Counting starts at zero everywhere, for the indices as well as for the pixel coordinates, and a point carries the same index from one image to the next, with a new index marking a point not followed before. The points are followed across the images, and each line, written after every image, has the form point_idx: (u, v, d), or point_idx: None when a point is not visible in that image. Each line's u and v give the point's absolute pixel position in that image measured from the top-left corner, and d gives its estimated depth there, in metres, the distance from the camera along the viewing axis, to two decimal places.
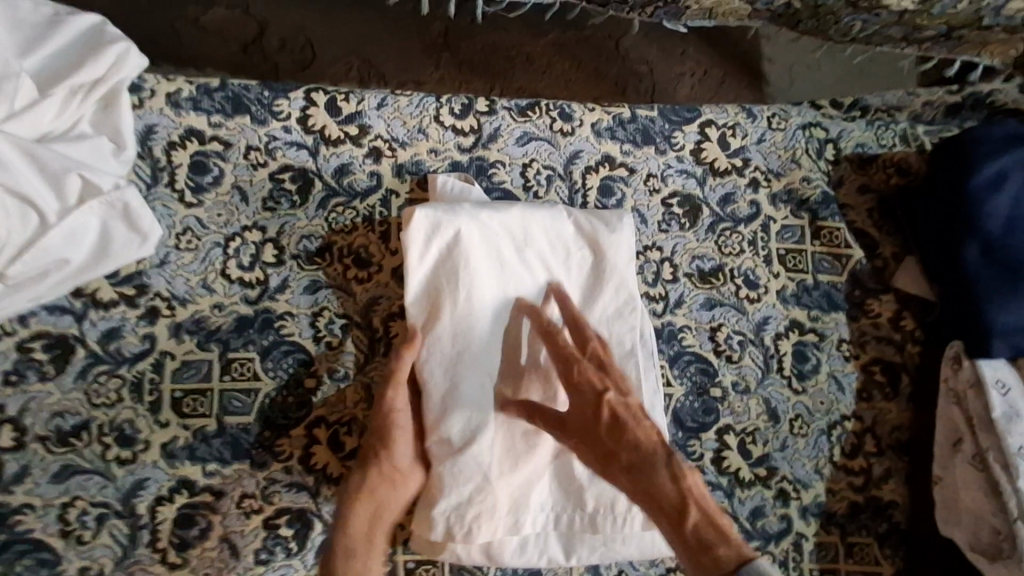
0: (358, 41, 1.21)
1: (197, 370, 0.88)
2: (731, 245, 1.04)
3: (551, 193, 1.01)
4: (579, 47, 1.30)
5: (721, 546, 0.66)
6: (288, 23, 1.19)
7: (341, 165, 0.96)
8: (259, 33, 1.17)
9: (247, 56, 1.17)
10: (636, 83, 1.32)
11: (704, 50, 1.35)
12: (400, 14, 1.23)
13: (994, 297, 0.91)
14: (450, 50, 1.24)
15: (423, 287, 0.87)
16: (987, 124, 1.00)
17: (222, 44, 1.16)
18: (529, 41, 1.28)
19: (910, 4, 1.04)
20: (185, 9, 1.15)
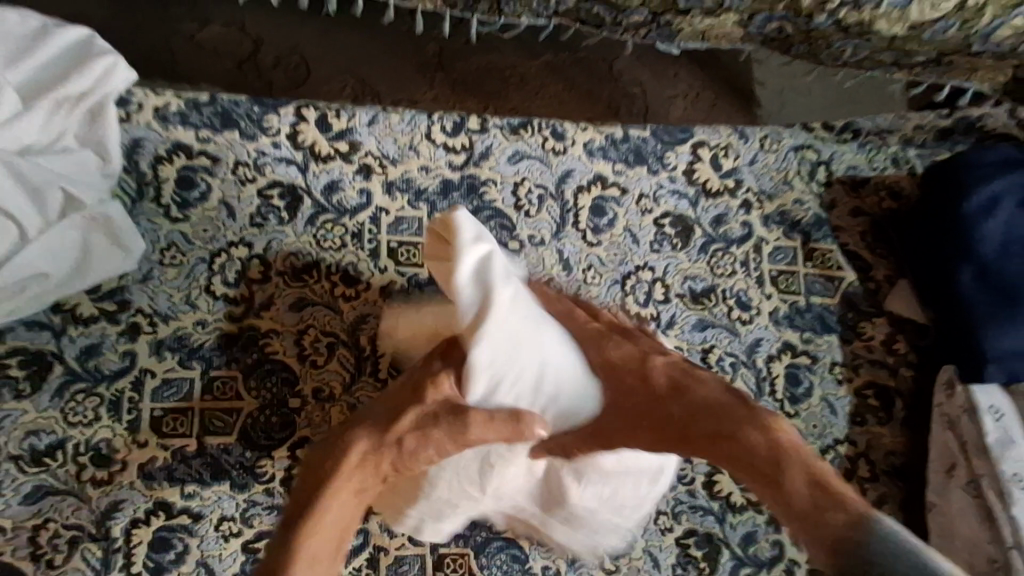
0: (352, 60, 1.19)
1: (177, 389, 0.86)
2: (723, 266, 1.03)
3: (543, 213, 1.00)
4: (573, 69, 1.28)
5: (832, 511, 0.50)
6: (283, 42, 1.18)
7: (331, 181, 0.95)
8: (254, 50, 1.17)
9: (241, 72, 1.16)
10: (629, 104, 1.29)
11: (695, 71, 1.33)
12: (395, 34, 1.22)
13: (990, 323, 0.90)
14: (444, 70, 1.22)
15: (470, 297, 0.66)
16: (979, 149, 0.99)
17: (215, 61, 1.15)
18: (524, 62, 1.26)
19: (900, 30, 1.07)
20: (180, 26, 1.15)
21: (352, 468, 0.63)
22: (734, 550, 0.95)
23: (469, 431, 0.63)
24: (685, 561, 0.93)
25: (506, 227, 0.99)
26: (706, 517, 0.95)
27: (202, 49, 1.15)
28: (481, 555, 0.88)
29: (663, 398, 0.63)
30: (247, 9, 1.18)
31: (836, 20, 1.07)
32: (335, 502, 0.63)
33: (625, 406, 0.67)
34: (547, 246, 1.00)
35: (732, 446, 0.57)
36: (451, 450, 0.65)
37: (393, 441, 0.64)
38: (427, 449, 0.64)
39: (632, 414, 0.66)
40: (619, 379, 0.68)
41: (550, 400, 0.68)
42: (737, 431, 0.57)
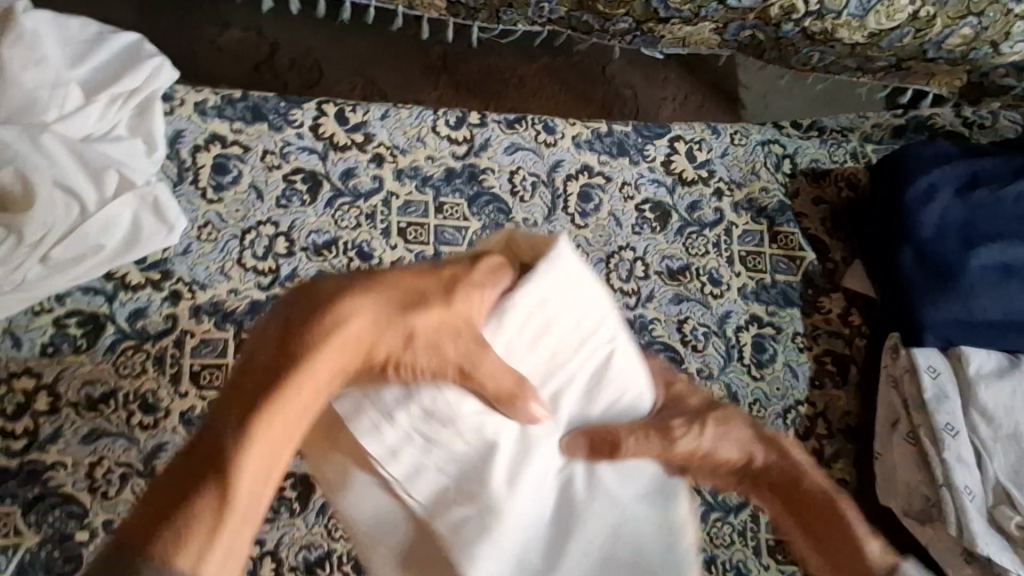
0: (360, 62, 1.30)
1: (214, 347, 0.98)
2: (697, 247, 1.16)
3: (536, 198, 1.13)
4: (570, 72, 1.39)
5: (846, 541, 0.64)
6: (298, 46, 1.29)
7: (347, 168, 1.08)
8: (270, 53, 1.28)
9: (259, 74, 1.26)
10: (621, 105, 1.39)
11: (683, 76, 1.43)
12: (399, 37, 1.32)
13: (926, 295, 1.02)
14: (448, 73, 1.34)
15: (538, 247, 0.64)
16: (922, 144, 1.12)
17: (235, 64, 1.26)
18: (522, 65, 1.37)
19: (860, 37, 1.20)
20: (203, 31, 1.26)
21: (331, 352, 0.49)
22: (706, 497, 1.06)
23: (482, 363, 0.54)
24: None
25: (503, 210, 1.11)
26: None
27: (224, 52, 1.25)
28: None
29: (733, 433, 0.65)
30: (266, 17, 1.28)
31: (801, 29, 1.20)
32: (301, 389, 0.48)
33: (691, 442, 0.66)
34: (540, 227, 1.12)
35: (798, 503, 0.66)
36: (447, 377, 0.54)
37: (402, 328, 0.52)
38: (430, 360, 0.53)
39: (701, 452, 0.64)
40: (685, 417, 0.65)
41: (593, 392, 0.63)
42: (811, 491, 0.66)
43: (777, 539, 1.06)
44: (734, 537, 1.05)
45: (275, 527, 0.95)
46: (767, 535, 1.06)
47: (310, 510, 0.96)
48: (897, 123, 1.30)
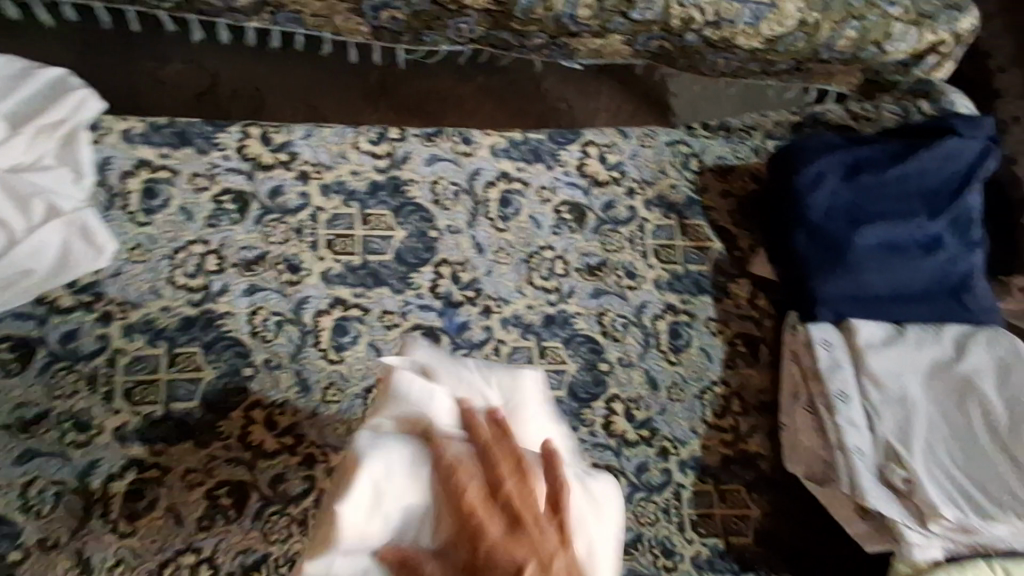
0: (303, 92, 1.47)
1: (146, 364, 1.01)
2: (613, 243, 1.23)
3: (458, 206, 1.19)
4: (505, 90, 1.60)
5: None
6: (239, 78, 1.45)
7: (274, 187, 1.13)
8: (210, 85, 1.43)
9: (200, 102, 1.42)
10: (558, 117, 1.62)
11: (618, 90, 1.67)
12: (341, 66, 1.51)
13: (819, 273, 1.11)
14: (387, 95, 1.51)
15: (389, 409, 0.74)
16: (810, 135, 1.20)
17: (175, 95, 1.41)
18: (459, 85, 1.57)
19: (757, 44, 1.44)
20: (143, 66, 1.40)
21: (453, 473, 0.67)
22: (630, 477, 1.11)
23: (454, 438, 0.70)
24: None
25: (427, 219, 1.18)
26: (606, 452, 1.11)
27: (163, 83, 1.40)
28: None
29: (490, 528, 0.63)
30: (204, 50, 1.45)
31: (703, 38, 1.42)
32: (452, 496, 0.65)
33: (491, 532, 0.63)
34: (463, 233, 1.19)
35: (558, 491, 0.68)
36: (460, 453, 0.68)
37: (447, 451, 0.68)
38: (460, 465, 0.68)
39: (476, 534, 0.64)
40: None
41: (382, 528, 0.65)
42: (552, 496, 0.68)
43: (700, 514, 1.11)
44: (660, 515, 1.09)
45: (212, 535, 0.96)
46: (690, 510, 1.11)
47: (246, 516, 0.98)
48: (795, 120, 1.41)
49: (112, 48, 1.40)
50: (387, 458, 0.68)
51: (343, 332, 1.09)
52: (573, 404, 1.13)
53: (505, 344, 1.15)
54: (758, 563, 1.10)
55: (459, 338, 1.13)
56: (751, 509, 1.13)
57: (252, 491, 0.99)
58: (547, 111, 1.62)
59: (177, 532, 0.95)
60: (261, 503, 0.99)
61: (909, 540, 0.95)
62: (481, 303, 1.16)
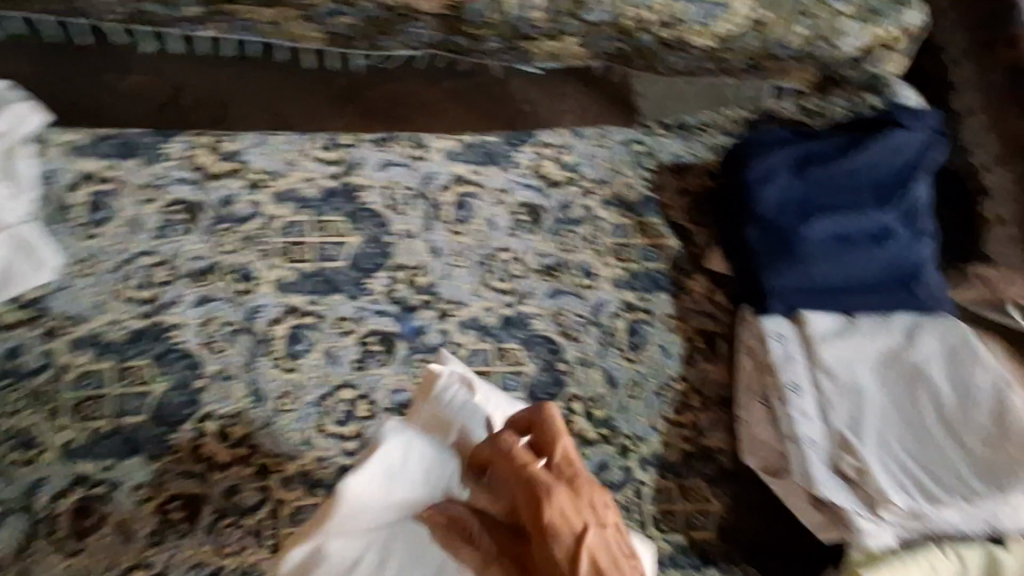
0: (267, 99, 1.47)
1: (93, 378, 1.00)
2: (570, 244, 1.23)
3: (413, 210, 1.19)
4: (471, 93, 1.61)
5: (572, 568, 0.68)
6: (202, 86, 1.45)
7: (224, 196, 1.12)
8: (174, 94, 1.44)
9: (163, 113, 1.43)
10: (523, 118, 1.64)
11: (583, 90, 1.68)
12: (306, 73, 1.50)
13: (770, 268, 1.12)
14: (353, 101, 1.53)
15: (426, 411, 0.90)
16: (760, 132, 1.22)
17: (139, 104, 1.42)
18: (425, 88, 1.58)
19: (711, 43, 1.45)
20: (104, 79, 1.41)
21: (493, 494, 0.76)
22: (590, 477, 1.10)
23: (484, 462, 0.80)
24: None
25: (381, 224, 1.17)
26: None
27: (124, 95, 1.41)
28: None
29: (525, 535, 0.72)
30: (165, 60, 1.44)
31: (657, 38, 1.44)
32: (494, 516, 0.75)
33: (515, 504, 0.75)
34: (418, 238, 1.18)
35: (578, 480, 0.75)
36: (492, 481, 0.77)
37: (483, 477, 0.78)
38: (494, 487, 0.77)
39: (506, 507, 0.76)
40: (517, 543, 0.72)
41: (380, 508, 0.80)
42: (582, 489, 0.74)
43: (662, 511, 1.11)
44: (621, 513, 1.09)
45: (162, 551, 0.94)
46: (652, 508, 1.11)
47: (198, 530, 0.96)
48: (749, 117, 1.42)
49: (69, 60, 1.39)
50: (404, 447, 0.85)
51: (297, 341, 1.08)
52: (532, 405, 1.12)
53: (462, 347, 1.14)
54: (720, 558, 1.10)
55: (415, 342, 1.12)
56: (713, 504, 1.13)
57: (204, 505, 0.97)
58: (512, 113, 1.63)
59: (127, 548, 0.93)
60: (214, 516, 0.97)
61: (860, 526, 0.97)
62: (437, 307, 1.15)
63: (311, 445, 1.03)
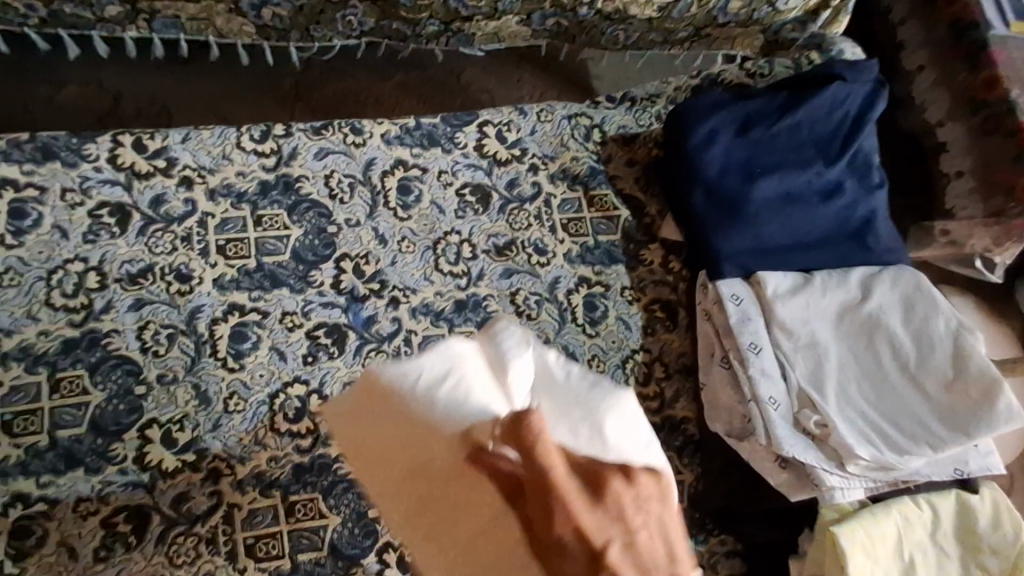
0: (211, 102, 1.40)
1: (25, 393, 0.95)
2: (520, 222, 1.20)
3: (355, 198, 1.16)
4: (423, 85, 1.55)
5: None
6: (142, 93, 1.38)
7: (156, 196, 1.08)
8: (113, 103, 1.36)
9: (103, 125, 1.35)
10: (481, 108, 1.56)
11: (537, 75, 1.62)
12: (251, 73, 1.44)
13: (718, 230, 1.10)
14: (302, 101, 1.45)
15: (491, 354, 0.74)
16: (698, 95, 1.20)
17: (78, 117, 1.34)
18: (376, 84, 1.52)
19: (652, 13, 1.44)
20: (37, 91, 1.33)
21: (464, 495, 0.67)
22: None
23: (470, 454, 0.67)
24: None
25: (324, 214, 1.14)
26: None
27: (60, 107, 1.33)
28: (328, 496, 0.98)
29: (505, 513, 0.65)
30: (101, 69, 1.37)
31: (596, 10, 1.42)
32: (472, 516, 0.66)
33: (486, 544, 0.66)
34: (363, 226, 1.15)
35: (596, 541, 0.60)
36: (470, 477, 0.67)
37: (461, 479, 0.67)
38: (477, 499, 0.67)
39: (434, 490, 0.68)
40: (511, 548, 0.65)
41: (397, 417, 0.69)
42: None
43: None
44: None
45: (110, 567, 0.90)
46: None
47: (147, 542, 0.92)
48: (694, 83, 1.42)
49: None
50: (457, 367, 0.70)
51: (242, 339, 1.04)
52: None
53: (415, 334, 1.10)
54: (693, 528, 1.08)
55: (366, 332, 1.09)
56: (684, 474, 1.10)
57: (152, 515, 0.93)
58: (467, 102, 1.56)
59: (74, 566, 0.89)
60: (163, 526, 0.93)
61: (827, 484, 0.96)
62: (388, 295, 1.12)
63: (263, 445, 0.99)
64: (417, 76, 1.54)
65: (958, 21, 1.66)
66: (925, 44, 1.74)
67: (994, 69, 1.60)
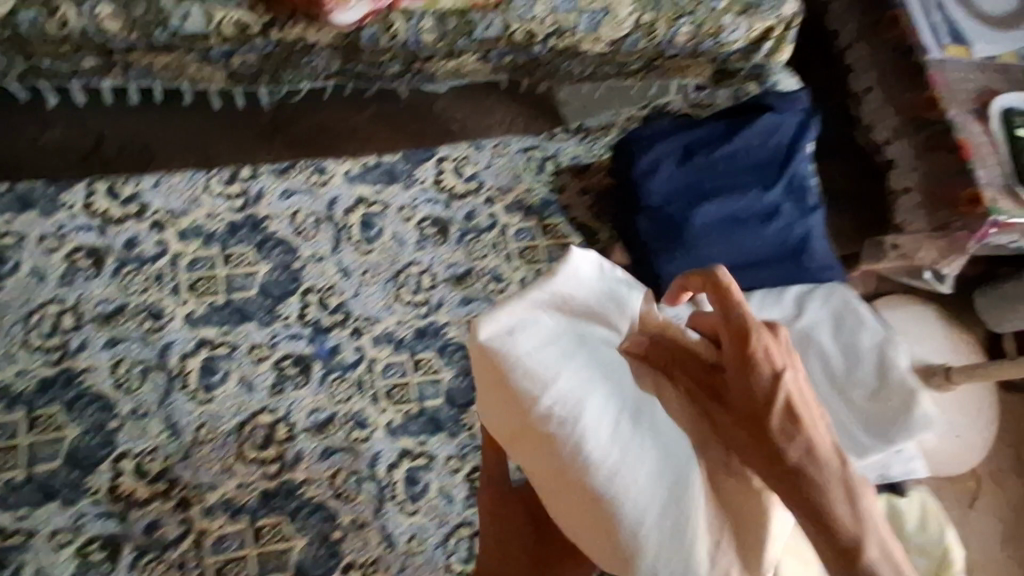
0: (189, 142, 1.46)
1: (3, 431, 1.00)
2: (477, 251, 1.27)
3: (320, 234, 1.22)
4: (398, 116, 1.59)
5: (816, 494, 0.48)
6: (122, 134, 1.43)
7: (129, 238, 1.14)
8: (95, 144, 1.42)
9: (84, 165, 1.41)
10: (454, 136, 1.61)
11: (509, 101, 1.67)
12: (226, 113, 1.50)
13: (661, 254, 1.18)
14: (279, 135, 1.50)
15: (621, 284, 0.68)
16: (642, 127, 1.28)
17: (61, 157, 1.40)
18: (353, 117, 1.56)
19: (603, 49, 1.53)
20: (24, 134, 1.39)
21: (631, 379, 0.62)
22: None
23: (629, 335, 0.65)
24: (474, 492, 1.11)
25: (290, 250, 1.20)
26: None
27: (44, 148, 1.39)
28: (294, 519, 1.04)
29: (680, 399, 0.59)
30: (83, 113, 1.43)
31: (550, 47, 1.50)
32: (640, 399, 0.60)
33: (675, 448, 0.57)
34: (327, 260, 1.21)
35: (794, 400, 0.51)
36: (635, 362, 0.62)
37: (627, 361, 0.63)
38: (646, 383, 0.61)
39: None
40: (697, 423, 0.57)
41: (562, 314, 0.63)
42: (830, 455, 0.49)
43: None
44: None
45: None
46: None
47: (120, 568, 0.97)
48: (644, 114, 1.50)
49: None
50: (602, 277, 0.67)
51: (210, 372, 1.09)
52: (450, 411, 1.15)
53: (377, 362, 1.16)
54: None
55: (330, 361, 1.15)
56: None
57: (124, 543, 0.98)
58: (441, 131, 1.62)
59: None
60: (135, 553, 0.98)
61: None
62: (351, 325, 1.18)
63: (231, 473, 1.04)
64: (390, 107, 1.58)
65: (901, 44, 1.76)
66: (873, 65, 1.83)
67: (933, 90, 1.68)
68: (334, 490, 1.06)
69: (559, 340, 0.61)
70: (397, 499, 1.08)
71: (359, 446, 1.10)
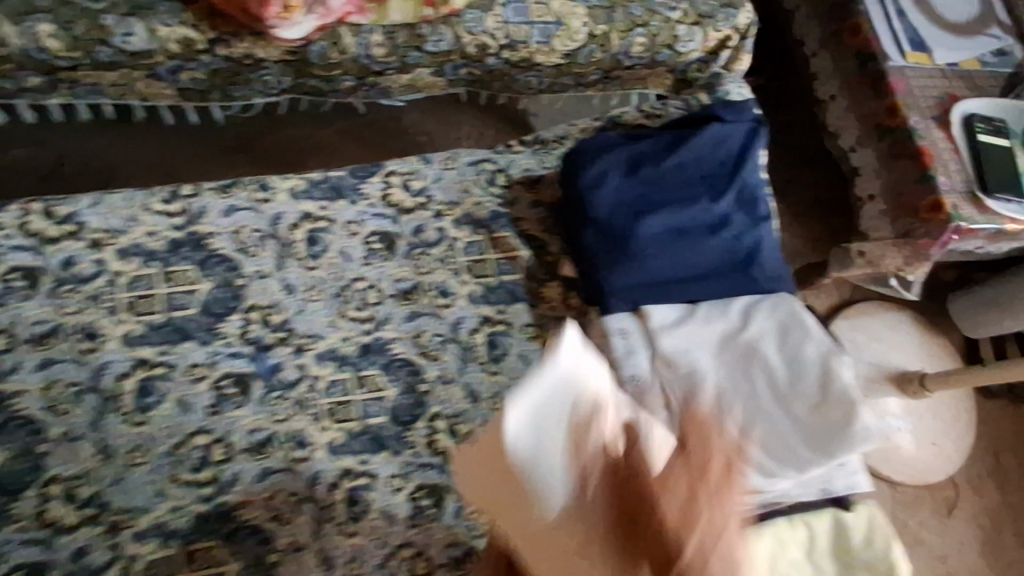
0: (152, 162, 1.57)
1: None
2: (425, 266, 1.26)
3: (263, 251, 1.21)
4: (361, 128, 1.72)
5: None
6: (83, 155, 1.52)
7: (65, 258, 1.13)
8: (56, 163, 1.51)
9: (45, 183, 1.50)
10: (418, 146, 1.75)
11: (473, 113, 1.78)
12: (190, 131, 1.57)
13: (607, 266, 1.17)
14: (247, 153, 1.64)
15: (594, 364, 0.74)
16: (591, 138, 1.27)
17: (24, 175, 1.48)
18: (317, 131, 1.69)
19: (557, 61, 1.52)
20: None
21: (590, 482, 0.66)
22: (457, 491, 1.11)
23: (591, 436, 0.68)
24: (417, 512, 1.09)
25: (232, 268, 1.19)
26: (429, 471, 1.12)
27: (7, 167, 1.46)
28: (229, 542, 1.02)
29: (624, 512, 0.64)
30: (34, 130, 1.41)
31: (504, 60, 1.50)
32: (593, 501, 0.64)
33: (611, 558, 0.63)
34: (270, 277, 1.20)
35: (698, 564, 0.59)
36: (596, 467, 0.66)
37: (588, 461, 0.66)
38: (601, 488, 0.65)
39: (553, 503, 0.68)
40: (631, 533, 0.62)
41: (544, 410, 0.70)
42: None
43: None
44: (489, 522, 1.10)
45: None
46: None
47: None
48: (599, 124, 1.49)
49: None
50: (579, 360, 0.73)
51: (146, 393, 1.07)
52: (394, 429, 1.14)
53: (319, 380, 1.15)
54: None
55: (271, 380, 1.13)
56: None
57: (51, 570, 0.96)
58: (405, 142, 1.75)
59: None
60: None
61: None
62: (293, 343, 1.16)
63: (165, 496, 1.02)
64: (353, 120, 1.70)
65: (863, 50, 1.72)
66: (836, 74, 1.81)
67: (895, 97, 1.66)
68: (271, 512, 1.04)
69: (542, 433, 0.69)
70: (336, 521, 1.06)
71: (299, 467, 1.08)
